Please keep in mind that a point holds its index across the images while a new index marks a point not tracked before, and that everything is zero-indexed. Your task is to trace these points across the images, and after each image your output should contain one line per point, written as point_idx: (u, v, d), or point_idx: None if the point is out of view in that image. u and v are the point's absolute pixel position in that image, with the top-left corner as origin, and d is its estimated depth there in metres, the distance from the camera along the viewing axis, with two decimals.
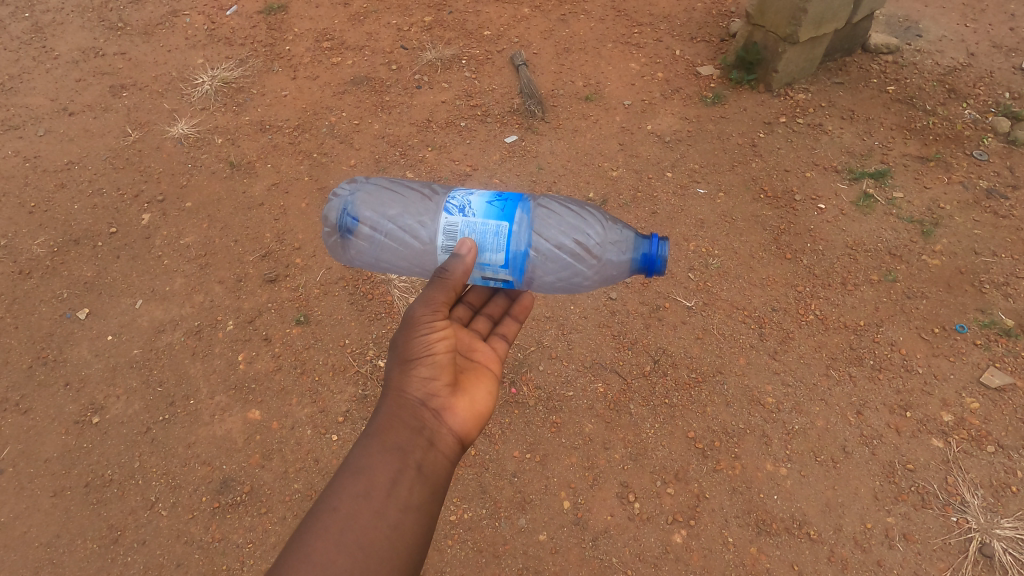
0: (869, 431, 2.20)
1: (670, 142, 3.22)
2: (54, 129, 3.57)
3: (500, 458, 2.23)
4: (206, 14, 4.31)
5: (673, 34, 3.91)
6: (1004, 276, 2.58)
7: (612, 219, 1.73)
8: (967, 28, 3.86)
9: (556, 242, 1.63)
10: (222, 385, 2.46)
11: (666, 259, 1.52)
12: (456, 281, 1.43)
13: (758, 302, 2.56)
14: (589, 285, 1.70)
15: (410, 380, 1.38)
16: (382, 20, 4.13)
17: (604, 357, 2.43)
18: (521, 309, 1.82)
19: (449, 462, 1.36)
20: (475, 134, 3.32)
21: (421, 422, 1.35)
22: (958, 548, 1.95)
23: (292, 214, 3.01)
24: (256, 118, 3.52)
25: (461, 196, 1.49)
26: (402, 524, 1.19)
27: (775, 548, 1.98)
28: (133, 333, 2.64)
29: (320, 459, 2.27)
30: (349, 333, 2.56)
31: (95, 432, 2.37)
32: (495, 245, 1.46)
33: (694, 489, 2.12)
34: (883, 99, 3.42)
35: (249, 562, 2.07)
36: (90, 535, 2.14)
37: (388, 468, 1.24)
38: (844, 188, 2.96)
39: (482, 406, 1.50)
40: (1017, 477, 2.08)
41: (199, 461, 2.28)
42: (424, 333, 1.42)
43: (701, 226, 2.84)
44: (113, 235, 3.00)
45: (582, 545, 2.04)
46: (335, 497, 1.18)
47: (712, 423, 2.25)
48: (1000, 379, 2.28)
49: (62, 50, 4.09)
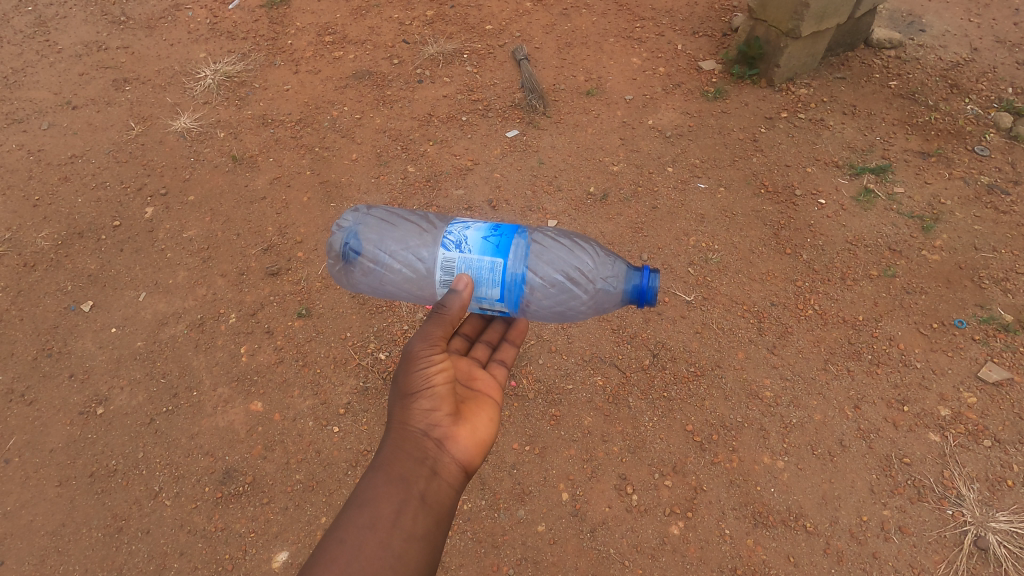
0: (866, 425, 2.22)
1: (671, 137, 3.23)
2: (58, 122, 3.59)
3: (500, 450, 2.25)
4: (208, 8, 4.32)
5: (675, 28, 3.91)
6: (1004, 272, 2.58)
7: (605, 251, 1.73)
8: (970, 23, 3.85)
9: (547, 274, 1.64)
10: (224, 377, 2.48)
11: (656, 291, 1.53)
12: (453, 316, 1.46)
13: (758, 297, 2.57)
14: (582, 313, 1.70)
15: (411, 413, 1.40)
16: (384, 14, 4.13)
17: (602, 351, 2.45)
18: (517, 333, 1.83)
19: (453, 491, 1.37)
20: (476, 128, 3.33)
21: (425, 453, 1.36)
22: (953, 540, 1.97)
23: (294, 208, 3.03)
24: (258, 113, 3.53)
25: (458, 230, 1.49)
26: (406, 554, 1.20)
27: (770, 540, 2.00)
28: (136, 325, 2.67)
29: (321, 450, 2.29)
30: (350, 327, 2.58)
31: (99, 422, 2.40)
32: (490, 280, 1.47)
33: (691, 481, 2.13)
34: (884, 94, 3.41)
35: (251, 551, 2.09)
36: (95, 524, 2.16)
37: (393, 499, 1.25)
38: (844, 183, 2.96)
39: (484, 433, 1.50)
40: (1013, 470, 2.09)
41: (202, 452, 2.31)
42: (423, 367, 1.44)
43: (702, 221, 2.85)
44: (116, 228, 3.02)
45: (580, 536, 2.06)
46: (341, 529, 1.20)
47: (710, 416, 2.26)
48: (998, 374, 2.29)
49: (65, 44, 4.11)
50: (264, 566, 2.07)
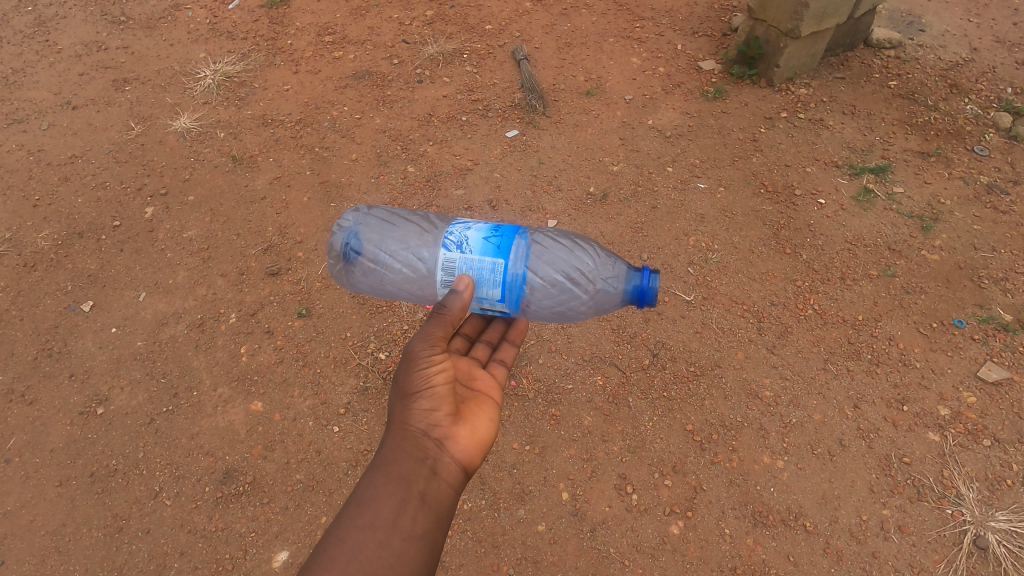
0: (866, 425, 2.22)
1: (671, 137, 3.23)
2: (58, 122, 3.59)
3: (500, 450, 2.25)
4: (208, 8, 4.33)
5: (675, 28, 3.91)
6: (1003, 271, 2.58)
7: (606, 252, 1.73)
8: (970, 23, 3.85)
9: (547, 275, 1.64)
10: (224, 377, 2.48)
11: (657, 292, 1.53)
12: (454, 316, 1.46)
13: (757, 297, 2.57)
14: (582, 314, 1.70)
15: (412, 413, 1.40)
16: (383, 14, 4.13)
17: (602, 350, 2.45)
18: (517, 333, 1.83)
19: (452, 491, 1.37)
20: (476, 128, 3.33)
21: (425, 453, 1.36)
22: (953, 540, 1.97)
23: (294, 208, 3.03)
24: (258, 113, 3.53)
25: (459, 230, 1.49)
26: (406, 553, 1.20)
27: (770, 540, 2.00)
28: (136, 325, 2.67)
29: (321, 450, 2.29)
30: (350, 327, 2.58)
31: (99, 422, 2.40)
32: (491, 280, 1.47)
33: (691, 481, 2.13)
34: (884, 94, 3.41)
35: (251, 551, 2.09)
36: (95, 524, 2.17)
37: (392, 499, 1.26)
38: (844, 183, 2.97)
39: (484, 434, 1.50)
40: (1012, 470, 2.09)
41: (202, 452, 2.31)
42: (423, 367, 1.45)
43: (702, 220, 2.85)
44: (116, 228, 3.02)
45: (580, 536, 2.07)
46: (341, 529, 1.20)
47: (710, 416, 2.26)
48: (998, 373, 2.29)
49: (65, 44, 4.10)
50: (264, 566, 2.07)
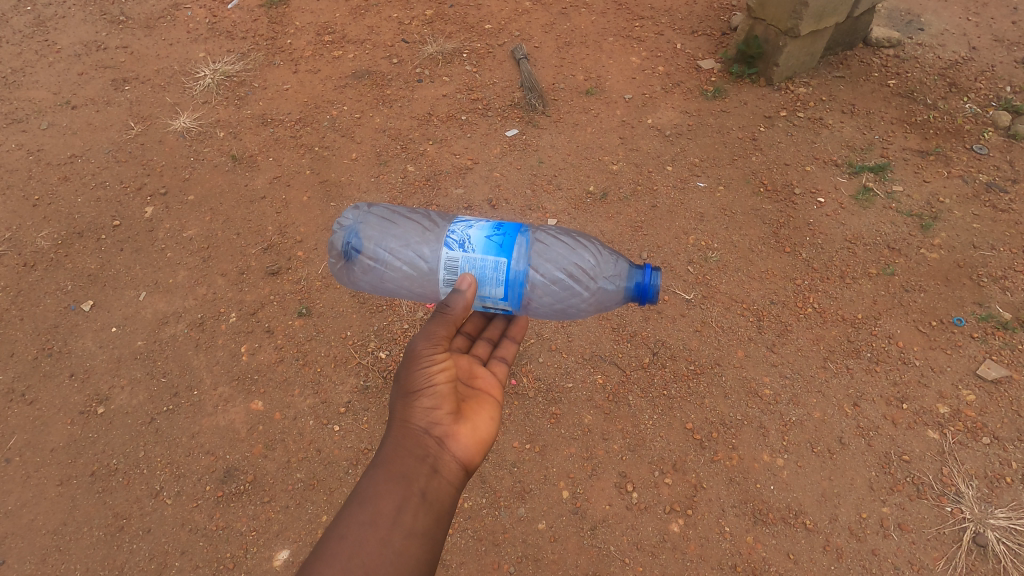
0: (866, 423, 2.22)
1: (670, 136, 3.23)
2: (58, 121, 3.58)
3: (500, 449, 2.26)
4: (208, 8, 4.32)
5: (674, 27, 3.92)
6: (1002, 269, 2.59)
7: (607, 250, 1.74)
8: (969, 21, 3.86)
9: (549, 273, 1.64)
10: (225, 377, 2.48)
11: (659, 289, 1.53)
12: (456, 315, 1.47)
13: (757, 295, 2.57)
14: (583, 311, 1.71)
15: (413, 411, 1.40)
16: (383, 13, 4.13)
17: (602, 349, 2.45)
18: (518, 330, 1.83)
19: (453, 489, 1.37)
20: (475, 127, 3.34)
21: (426, 451, 1.36)
22: (952, 537, 1.98)
23: (294, 208, 3.03)
24: (257, 112, 3.53)
25: (461, 229, 1.49)
26: (407, 551, 1.20)
27: (770, 538, 2.01)
28: (136, 324, 2.67)
29: (322, 449, 2.29)
30: (351, 326, 2.58)
31: (100, 422, 2.40)
32: (494, 279, 1.47)
33: (691, 479, 2.14)
34: (883, 92, 3.42)
35: (252, 549, 2.09)
36: (96, 523, 2.17)
37: (393, 497, 1.26)
38: (843, 182, 2.97)
39: (484, 432, 1.51)
40: (1012, 468, 2.10)
41: (203, 451, 2.31)
42: (425, 366, 1.45)
43: (701, 219, 2.85)
44: (116, 228, 3.02)
45: (580, 534, 2.07)
46: (341, 526, 1.20)
47: (710, 415, 2.27)
48: (997, 372, 2.29)
49: (64, 44, 4.10)
50: (265, 564, 2.07)
